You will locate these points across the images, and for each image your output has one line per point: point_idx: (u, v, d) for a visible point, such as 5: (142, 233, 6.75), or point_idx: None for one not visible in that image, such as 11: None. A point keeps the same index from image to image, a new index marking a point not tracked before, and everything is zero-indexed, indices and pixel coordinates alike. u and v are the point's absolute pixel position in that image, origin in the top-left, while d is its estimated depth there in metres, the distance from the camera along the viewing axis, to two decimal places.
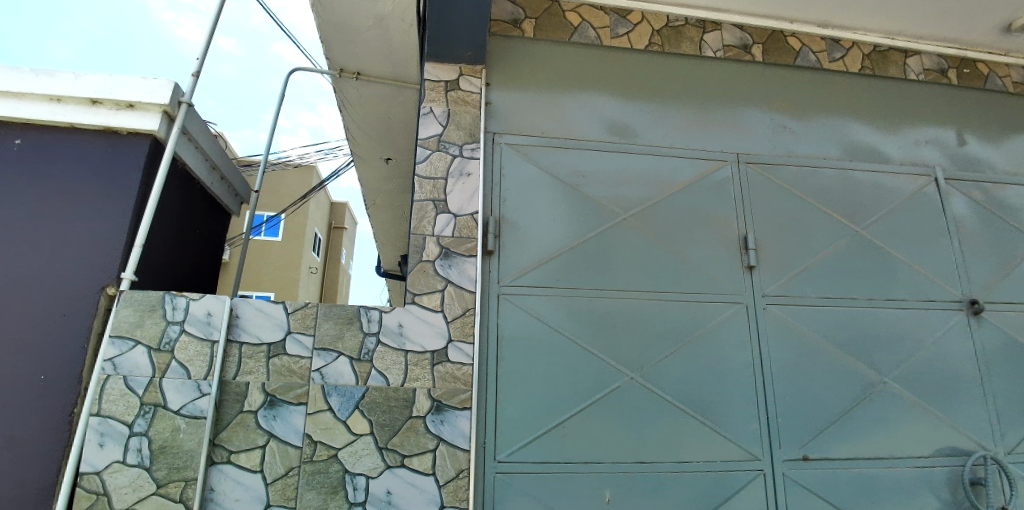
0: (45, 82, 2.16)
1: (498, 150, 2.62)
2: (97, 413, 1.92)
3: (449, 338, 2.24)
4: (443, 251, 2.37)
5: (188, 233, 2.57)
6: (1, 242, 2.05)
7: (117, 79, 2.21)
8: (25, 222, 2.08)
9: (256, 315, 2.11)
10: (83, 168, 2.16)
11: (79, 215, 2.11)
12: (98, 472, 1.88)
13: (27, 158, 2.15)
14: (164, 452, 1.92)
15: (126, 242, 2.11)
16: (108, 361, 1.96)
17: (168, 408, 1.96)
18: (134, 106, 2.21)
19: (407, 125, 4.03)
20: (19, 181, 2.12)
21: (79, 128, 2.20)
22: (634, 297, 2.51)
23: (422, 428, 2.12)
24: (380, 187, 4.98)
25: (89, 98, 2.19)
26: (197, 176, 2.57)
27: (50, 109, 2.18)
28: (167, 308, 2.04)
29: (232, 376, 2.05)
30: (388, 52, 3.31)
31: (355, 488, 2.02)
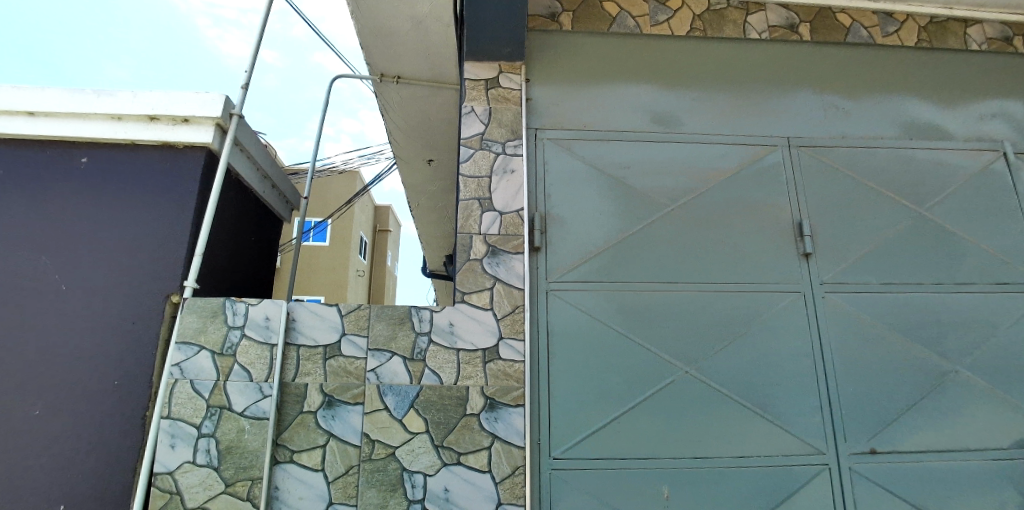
0: (107, 102, 2.27)
1: (540, 145, 2.60)
2: (167, 416, 2.00)
3: (500, 335, 2.24)
4: (490, 249, 2.38)
5: (243, 240, 2.65)
6: (73, 254, 2.16)
7: (172, 96, 2.29)
8: (93, 235, 2.19)
9: (311, 318, 2.16)
10: (144, 182, 2.26)
11: (141, 227, 2.21)
12: (170, 472, 1.96)
13: (93, 174, 2.26)
14: (231, 452, 1.99)
15: (186, 251, 2.19)
16: (175, 366, 2.05)
17: (233, 409, 2.03)
18: (189, 120, 2.29)
19: (448, 126, 4.06)
20: (86, 196, 2.23)
21: (139, 144, 2.30)
22: (685, 289, 2.46)
23: (476, 426, 2.13)
24: (423, 189, 5.04)
25: (147, 115, 2.28)
26: (249, 185, 2.64)
27: (112, 128, 2.28)
28: (228, 313, 2.11)
29: (291, 378, 2.10)
30: (426, 54, 3.34)
31: (413, 486, 2.05)
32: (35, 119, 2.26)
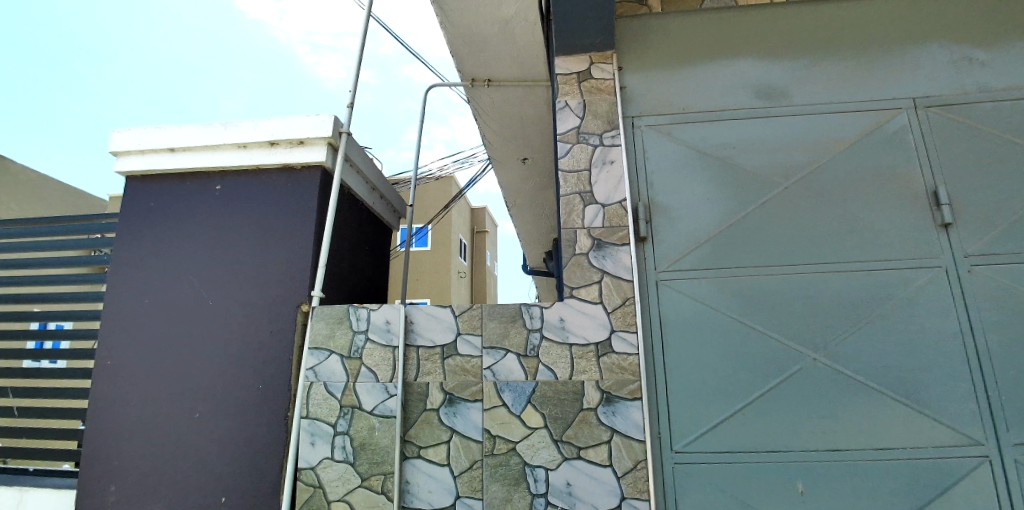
0: (234, 132, 2.45)
1: (639, 133, 2.55)
2: (306, 416, 2.16)
3: (611, 328, 2.22)
4: (596, 243, 2.36)
5: (359, 248, 2.79)
6: (216, 273, 2.38)
7: (288, 121, 2.43)
8: (230, 254, 2.39)
9: (428, 319, 2.24)
10: (269, 201, 2.42)
11: (271, 243, 2.38)
12: (313, 467, 2.12)
13: (226, 198, 2.46)
14: (364, 448, 2.12)
15: (310, 263, 2.32)
16: (310, 370, 2.20)
17: (363, 408, 2.15)
18: (304, 142, 2.42)
19: (540, 123, 4.07)
20: (222, 218, 2.44)
21: (263, 168, 2.46)
22: (806, 271, 2.31)
23: (594, 420, 2.12)
24: (520, 188, 5.09)
25: (268, 141, 2.43)
26: (360, 197, 2.78)
27: (239, 156, 2.46)
28: (352, 319, 2.24)
29: (413, 377, 2.20)
30: (515, 54, 3.37)
31: (536, 480, 2.08)
32: (176, 153, 2.49)
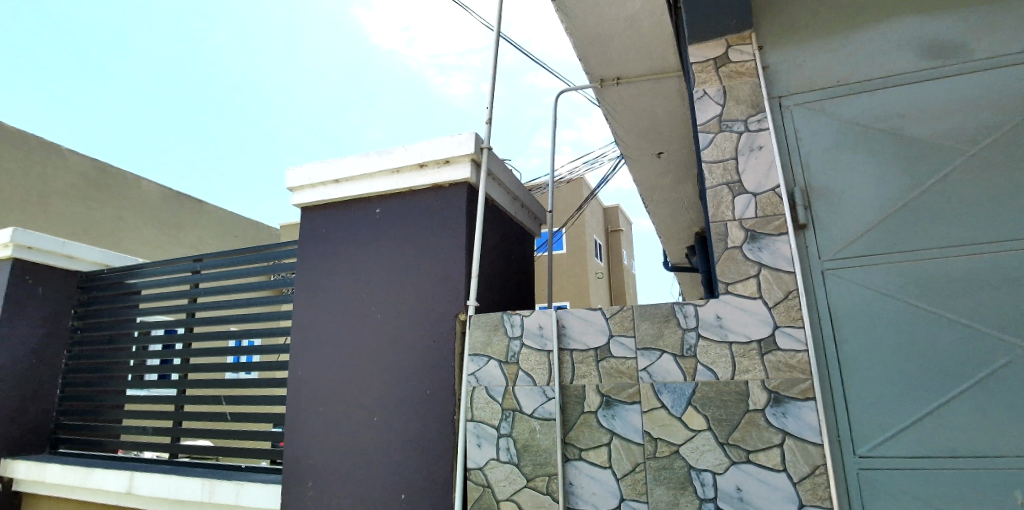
0: (388, 160, 2.64)
1: (787, 114, 2.38)
2: (472, 418, 2.28)
3: (775, 324, 2.08)
4: (749, 234, 2.22)
5: (505, 257, 2.89)
6: (381, 289, 2.58)
7: (435, 143, 2.56)
8: (392, 271, 2.58)
9: (579, 323, 2.26)
10: (422, 219, 2.57)
11: (426, 258, 2.53)
12: (481, 468, 2.23)
13: (384, 220, 2.66)
14: (528, 450, 2.19)
15: (464, 275, 2.43)
16: (472, 376, 2.32)
17: (524, 411, 2.23)
18: (450, 161, 2.53)
19: (674, 115, 3.94)
20: (382, 238, 2.64)
21: (414, 189, 2.62)
22: (1007, 249, 2.00)
23: (762, 422, 2.00)
24: (656, 183, 4.97)
25: (418, 164, 2.58)
26: (503, 208, 2.86)
27: (393, 180, 2.64)
28: (507, 326, 2.33)
29: (569, 380, 2.22)
30: (644, 48, 3.30)
31: (703, 484, 2.01)
32: (342, 184, 2.74)
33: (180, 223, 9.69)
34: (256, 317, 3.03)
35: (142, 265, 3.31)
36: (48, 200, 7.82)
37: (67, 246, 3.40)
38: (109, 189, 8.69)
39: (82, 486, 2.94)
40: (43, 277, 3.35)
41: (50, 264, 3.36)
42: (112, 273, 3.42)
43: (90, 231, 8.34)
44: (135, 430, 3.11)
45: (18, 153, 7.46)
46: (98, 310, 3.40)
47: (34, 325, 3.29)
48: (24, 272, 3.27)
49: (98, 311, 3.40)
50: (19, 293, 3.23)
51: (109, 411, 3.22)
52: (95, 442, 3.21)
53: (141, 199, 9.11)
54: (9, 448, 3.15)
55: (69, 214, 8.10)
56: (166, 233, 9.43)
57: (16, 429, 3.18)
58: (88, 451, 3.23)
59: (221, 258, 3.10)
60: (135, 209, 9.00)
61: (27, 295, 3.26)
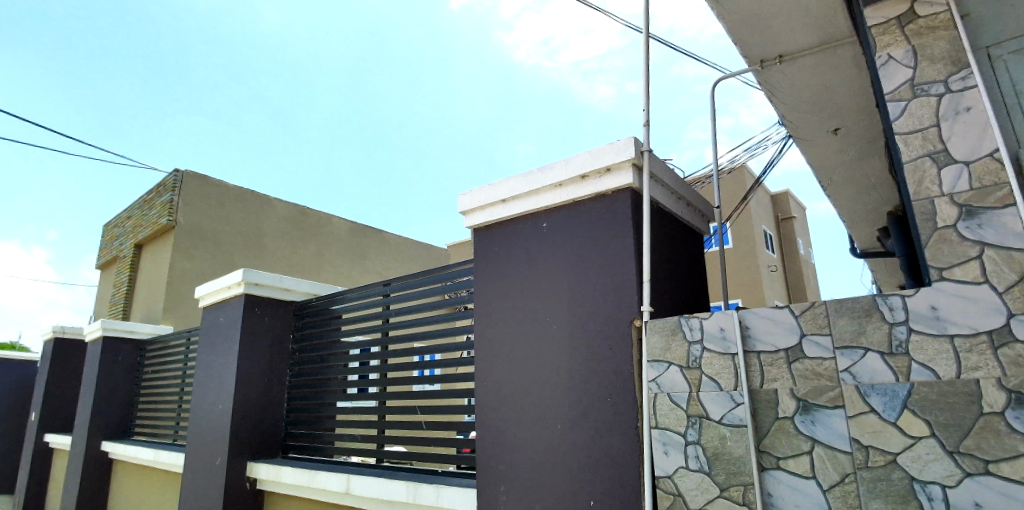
0: (550, 175, 2.65)
1: (1001, 65, 2.06)
2: (656, 426, 2.15)
3: (1009, 312, 1.74)
4: (964, 210, 1.89)
5: (674, 259, 2.78)
6: (553, 299, 2.57)
7: (595, 153, 2.52)
8: (563, 279, 2.56)
9: (766, 322, 2.04)
10: (588, 226, 2.53)
11: (596, 264, 2.46)
12: (669, 476, 2.10)
13: (551, 231, 2.66)
14: (719, 458, 2.02)
15: (635, 279, 2.33)
16: (653, 382, 2.19)
17: (711, 418, 2.05)
18: (611, 169, 2.47)
19: (849, 85, 3.56)
20: (551, 248, 2.64)
21: (578, 200, 2.59)
22: None
23: (1003, 427, 1.66)
24: (835, 162, 4.49)
25: (579, 176, 2.56)
26: (668, 209, 2.78)
27: (557, 194, 2.64)
28: (686, 329, 2.17)
29: (759, 384, 2.01)
30: (807, 18, 3.02)
31: (930, 499, 1.72)
32: (508, 203, 2.82)
33: (366, 251, 10.79)
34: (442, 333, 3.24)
35: (343, 292, 3.71)
36: (264, 242, 9.28)
37: (284, 280, 3.92)
38: (310, 228, 10.01)
39: (311, 485, 3.35)
40: (268, 308, 3.90)
41: (273, 296, 3.92)
42: (320, 301, 3.91)
43: (297, 265, 9.66)
44: (347, 437, 3.49)
45: (238, 206, 9.03)
46: (311, 334, 3.89)
47: (264, 348, 3.85)
48: (254, 304, 3.83)
49: (311, 334, 3.89)
50: (252, 321, 3.80)
51: (325, 421, 3.65)
52: (316, 448, 3.65)
53: (334, 233, 10.31)
54: (252, 453, 3.69)
55: (280, 253, 9.48)
56: (355, 261, 10.55)
57: (257, 437, 3.73)
58: (311, 456, 3.68)
59: (407, 282, 3.37)
60: (329, 243, 10.22)
61: (258, 322, 3.83)
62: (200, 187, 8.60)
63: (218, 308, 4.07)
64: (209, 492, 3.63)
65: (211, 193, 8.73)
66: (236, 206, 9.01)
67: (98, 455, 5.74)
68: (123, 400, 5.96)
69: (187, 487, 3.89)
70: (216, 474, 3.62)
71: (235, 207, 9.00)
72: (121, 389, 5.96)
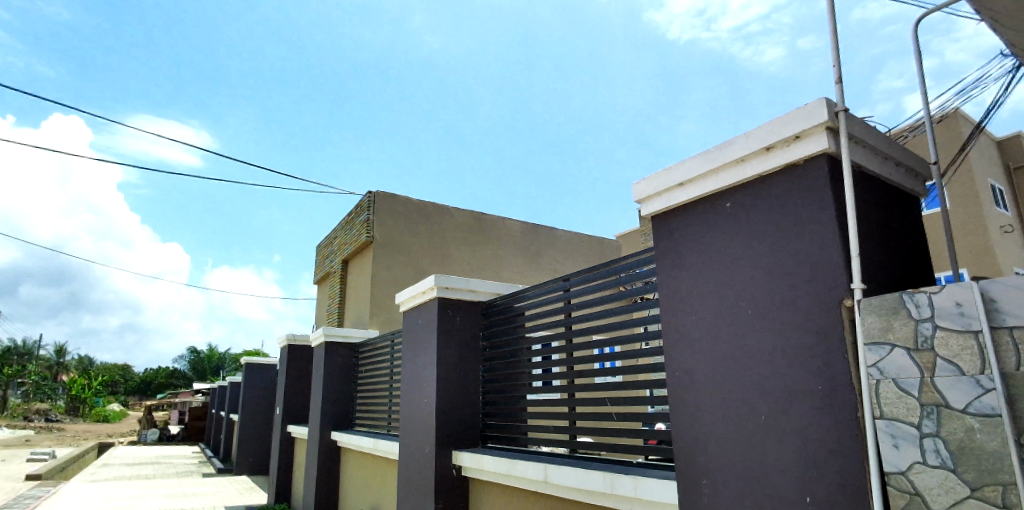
0: (731, 151, 2.48)
1: None
2: (882, 416, 1.90)
3: None
4: None
5: (885, 230, 2.46)
6: (745, 281, 2.39)
7: (781, 121, 2.32)
8: (755, 259, 2.37)
9: (1019, 293, 1.69)
10: (780, 202, 2.32)
11: (793, 241, 2.25)
12: (903, 472, 1.84)
13: (737, 212, 2.49)
14: (967, 452, 1.71)
15: (843, 255, 2.09)
16: (873, 367, 1.94)
17: (953, 407, 1.75)
18: (801, 136, 2.26)
19: None
20: (738, 228, 2.46)
21: (765, 176, 2.40)
22: None
23: None
24: None
25: (763, 148, 2.37)
26: (873, 172, 2.48)
27: (739, 170, 2.47)
28: (911, 307, 1.89)
29: (1015, 367, 1.67)
30: None
31: None
32: (687, 187, 2.69)
33: (539, 248, 11.08)
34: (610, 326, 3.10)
35: (525, 289, 3.74)
36: (447, 248, 10.04)
37: (471, 281, 4.07)
38: (486, 231, 10.54)
39: (510, 473, 3.47)
40: (460, 309, 4.09)
41: (464, 298, 4.09)
42: (504, 299, 3.98)
43: (477, 267, 10.27)
44: (541, 429, 3.54)
45: (422, 217, 9.91)
46: (498, 331, 3.97)
47: (458, 347, 4.03)
48: (447, 306, 4.04)
49: (498, 332, 3.97)
50: (446, 322, 4.01)
51: (518, 414, 3.73)
52: (512, 440, 3.75)
53: (507, 233, 10.75)
54: (455, 444, 3.92)
55: (461, 257, 10.16)
56: (530, 259, 10.89)
57: (458, 430, 3.94)
58: (509, 447, 3.79)
59: (587, 275, 3.31)
60: (504, 243, 10.68)
61: (451, 323, 4.03)
62: (389, 204, 9.61)
63: (416, 311, 4.44)
64: (422, 479, 3.94)
65: (399, 209, 9.70)
66: (421, 217, 9.90)
67: (330, 443, 6.61)
68: (345, 395, 6.79)
69: (403, 474, 4.28)
70: (428, 461, 3.92)
71: (420, 219, 9.90)
72: (343, 386, 6.80)
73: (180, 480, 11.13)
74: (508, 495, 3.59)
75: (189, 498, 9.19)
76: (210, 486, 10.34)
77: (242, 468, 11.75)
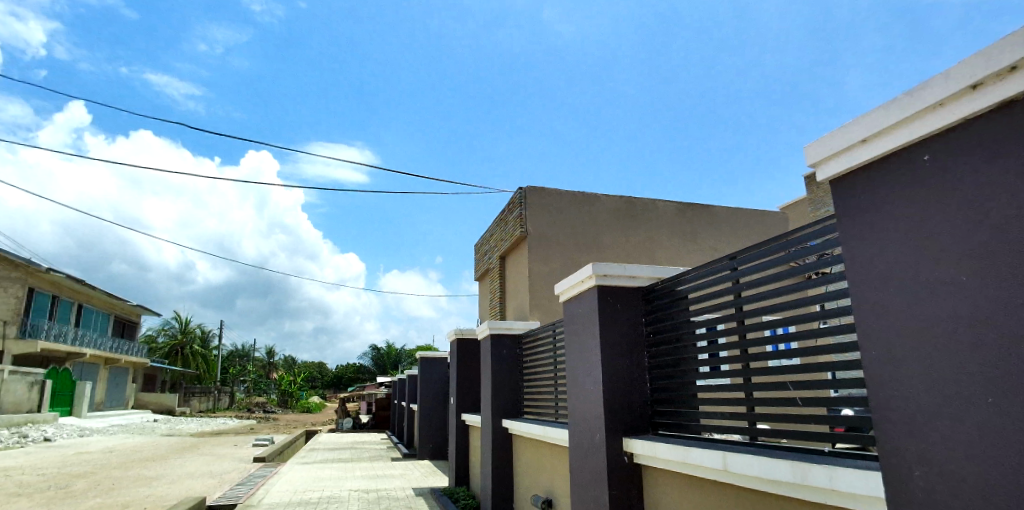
0: (925, 95, 2.05)
1: None
2: None
3: None
4: None
5: None
6: (953, 241, 1.97)
7: (990, 51, 1.86)
8: (965, 214, 1.94)
9: None
10: (997, 143, 1.87)
11: (1016, 187, 1.80)
12: None
13: (937, 163, 2.05)
14: None
15: None
16: None
17: None
18: (1020, 66, 1.79)
19: None
20: (937, 181, 2.04)
21: (974, 118, 1.94)
22: None
23: None
24: None
25: (968, 87, 1.92)
26: None
27: (938, 117, 2.03)
28: None
29: None
30: None
31: None
32: (870, 142, 2.28)
33: (697, 228, 10.57)
34: (788, 301, 2.77)
35: (687, 271, 3.56)
36: (599, 236, 10.03)
37: (629, 268, 4.00)
38: (638, 216, 10.33)
39: (684, 461, 3.22)
40: (620, 296, 4.02)
41: (623, 285, 4.03)
42: (665, 283, 3.83)
43: (632, 252, 10.11)
44: (716, 415, 3.26)
45: (573, 208, 10.02)
46: (662, 316, 3.82)
47: (620, 334, 3.96)
48: (607, 294, 4.00)
49: (661, 317, 3.81)
50: (607, 310, 3.97)
51: (689, 400, 3.50)
52: (685, 427, 3.52)
53: (661, 215, 10.42)
54: (625, 431, 3.80)
55: (614, 244, 10.07)
56: (687, 240, 10.45)
57: (627, 417, 3.82)
58: (682, 434, 3.56)
59: (756, 251, 3.04)
60: (658, 226, 10.37)
61: (612, 310, 3.98)
62: (540, 198, 9.88)
63: (576, 300, 4.48)
64: (593, 467, 3.92)
65: (549, 202, 9.92)
66: (571, 208, 10.01)
67: (502, 431, 6.91)
68: (512, 385, 7.06)
69: (574, 462, 4.28)
70: (597, 449, 3.88)
71: (571, 210, 10.01)
72: (510, 376, 7.08)
73: (375, 463, 12.38)
74: (684, 486, 3.33)
75: (383, 479, 10.18)
76: (400, 469, 11.37)
77: (424, 453, 12.75)
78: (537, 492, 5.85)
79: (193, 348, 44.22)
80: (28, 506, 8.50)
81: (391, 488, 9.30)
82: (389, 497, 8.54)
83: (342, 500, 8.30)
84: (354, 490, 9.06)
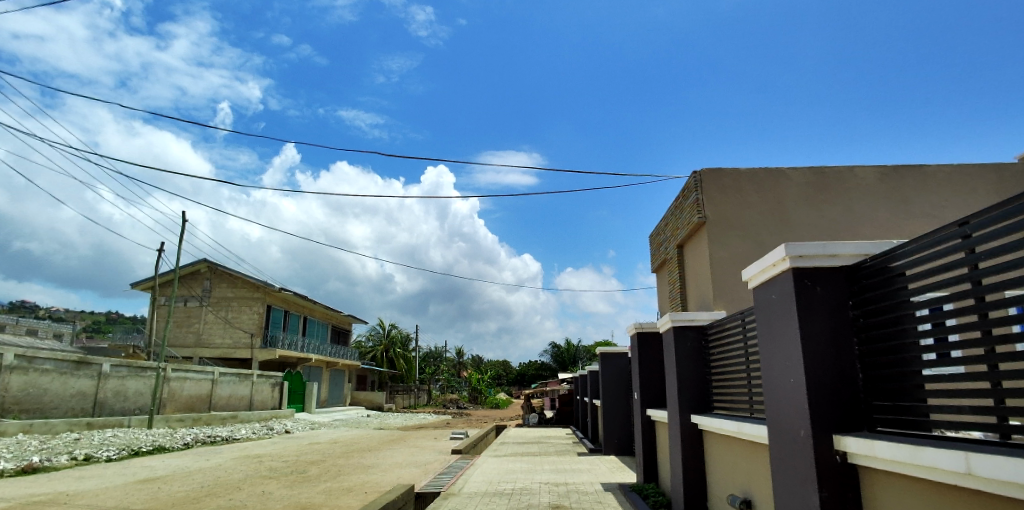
0: None
1: None
2: None
3: None
4: None
5: None
6: None
7: None
8: None
9: None
10: None
11: None
12: None
13: None
14: None
15: None
16: None
17: None
18: None
19: None
20: None
21: None
22: None
23: None
24: None
25: None
26: None
27: None
28: None
29: None
30: None
31: None
32: None
33: (907, 194, 9.21)
34: None
35: (902, 244, 3.09)
36: (787, 214, 9.25)
37: (829, 245, 3.59)
38: (833, 187, 9.30)
39: (916, 462, 2.76)
40: (820, 277, 3.64)
41: (821, 265, 3.64)
42: (876, 260, 3.36)
43: (829, 229, 9.16)
44: (951, 409, 2.77)
45: (755, 187, 9.37)
46: (874, 298, 3.35)
47: (822, 320, 3.58)
48: (804, 277, 3.66)
49: (874, 298, 3.35)
50: (804, 295, 3.64)
51: (912, 391, 3.02)
52: (911, 422, 3.05)
53: (862, 185, 9.27)
54: (835, 427, 3.41)
55: (806, 221, 9.22)
56: (896, 209, 9.15)
57: (836, 412, 3.43)
58: (908, 430, 3.09)
59: (995, 213, 2.53)
60: (860, 196, 9.24)
61: (811, 295, 3.62)
62: (717, 180, 9.41)
63: (769, 284, 4.18)
64: (800, 466, 3.60)
65: (728, 184, 9.40)
66: (753, 188, 9.36)
67: (691, 426, 6.66)
68: (699, 380, 6.77)
69: (776, 461, 3.98)
70: (804, 446, 3.56)
71: (753, 190, 9.36)
72: (695, 370, 6.81)
73: (562, 457, 12.66)
74: (919, 490, 2.87)
75: (571, 473, 10.38)
76: (587, 463, 11.50)
77: (610, 449, 12.80)
78: (734, 492, 5.54)
79: (394, 350, 49.19)
80: (279, 486, 10.11)
81: (580, 482, 9.44)
82: (579, 491, 8.68)
83: (534, 491, 8.68)
84: (545, 483, 9.38)
